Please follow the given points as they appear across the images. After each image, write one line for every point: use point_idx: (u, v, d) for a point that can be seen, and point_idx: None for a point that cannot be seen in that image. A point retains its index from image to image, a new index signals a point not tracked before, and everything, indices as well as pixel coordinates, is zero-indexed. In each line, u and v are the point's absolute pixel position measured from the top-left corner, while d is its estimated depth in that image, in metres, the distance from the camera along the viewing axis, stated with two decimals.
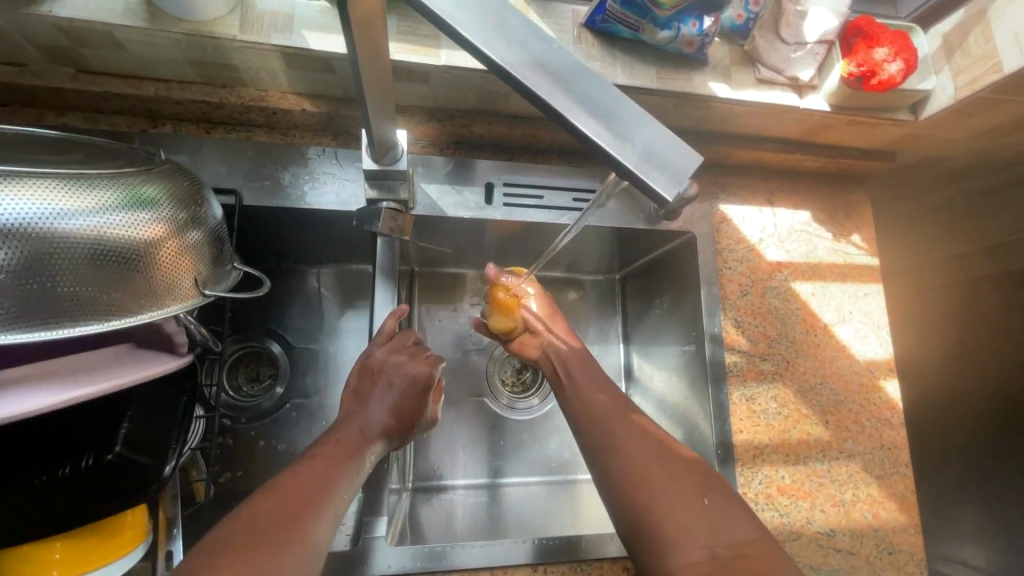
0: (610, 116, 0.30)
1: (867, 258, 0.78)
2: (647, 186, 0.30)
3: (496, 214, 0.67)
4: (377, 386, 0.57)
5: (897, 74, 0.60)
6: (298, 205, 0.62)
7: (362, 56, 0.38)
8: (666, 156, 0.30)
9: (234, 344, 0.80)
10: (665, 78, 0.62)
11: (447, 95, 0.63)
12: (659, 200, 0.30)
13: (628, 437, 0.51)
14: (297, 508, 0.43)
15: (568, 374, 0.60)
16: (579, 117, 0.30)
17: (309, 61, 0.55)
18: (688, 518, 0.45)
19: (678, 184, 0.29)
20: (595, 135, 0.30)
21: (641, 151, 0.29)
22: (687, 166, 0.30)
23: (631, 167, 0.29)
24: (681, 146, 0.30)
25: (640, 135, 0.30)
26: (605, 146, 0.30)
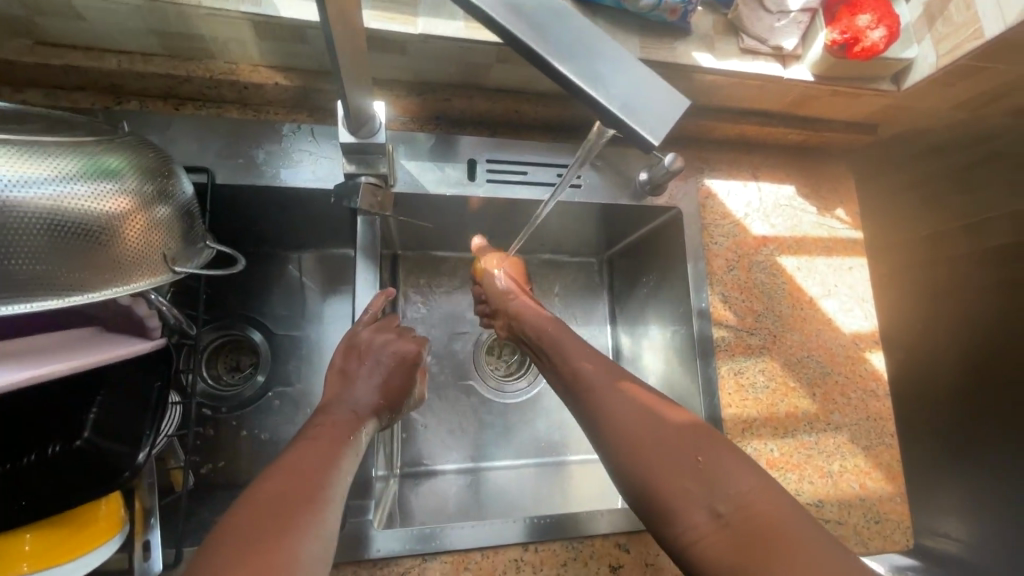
0: (594, 59, 0.29)
1: (851, 232, 0.78)
2: (633, 132, 0.29)
3: (479, 191, 0.66)
4: (362, 366, 0.55)
5: (880, 42, 0.60)
6: (274, 183, 0.60)
7: (333, 23, 0.36)
8: (649, 100, 0.29)
9: (213, 333, 0.77)
10: (648, 48, 0.60)
11: (427, 68, 0.61)
12: (647, 146, 0.29)
13: (616, 402, 0.50)
14: (301, 489, 0.39)
15: (556, 347, 0.59)
16: (561, 61, 0.29)
17: (281, 31, 0.53)
18: (686, 481, 0.44)
19: (665, 128, 0.29)
20: (578, 81, 0.29)
21: (626, 97, 0.29)
22: (672, 109, 0.29)
23: (616, 114, 0.29)
24: (668, 90, 0.29)
25: (625, 79, 0.29)
26: (588, 91, 0.29)
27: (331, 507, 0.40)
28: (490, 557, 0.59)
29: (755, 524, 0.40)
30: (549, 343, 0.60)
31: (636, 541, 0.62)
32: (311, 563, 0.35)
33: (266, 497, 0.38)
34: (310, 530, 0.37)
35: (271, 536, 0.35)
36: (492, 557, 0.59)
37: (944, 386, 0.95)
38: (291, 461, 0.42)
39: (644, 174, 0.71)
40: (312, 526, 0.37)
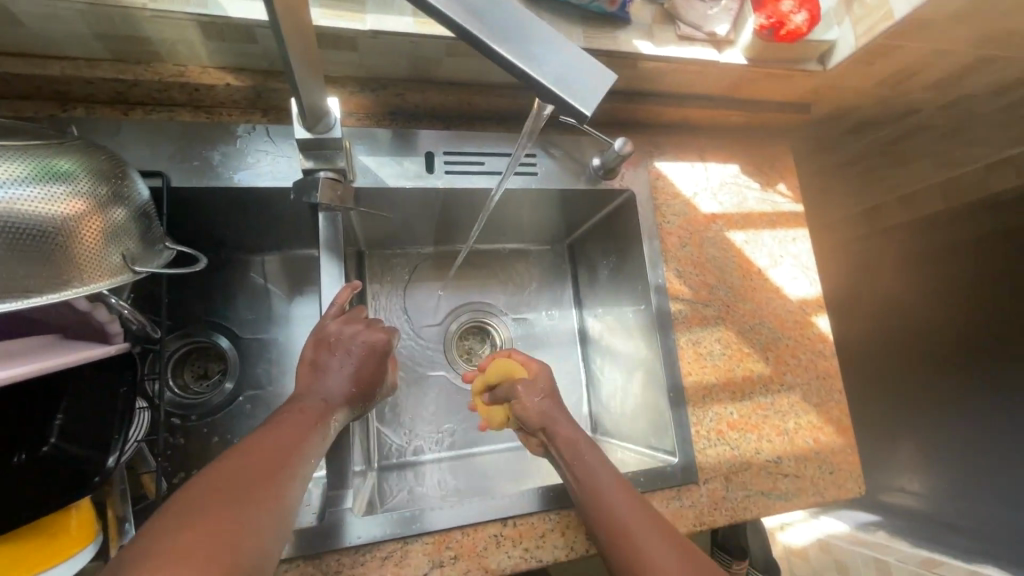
0: (525, 39, 0.31)
1: (792, 205, 0.83)
2: (568, 104, 0.31)
3: (439, 182, 0.67)
4: (334, 356, 0.56)
5: (803, 25, 0.64)
6: (232, 185, 0.60)
7: (283, 25, 0.37)
8: (580, 75, 0.31)
9: (177, 340, 0.77)
10: (591, 37, 0.63)
11: (379, 64, 0.62)
12: (580, 116, 0.31)
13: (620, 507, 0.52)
14: (264, 469, 0.43)
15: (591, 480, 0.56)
16: (496, 42, 0.31)
17: (229, 31, 0.53)
18: None
19: (594, 99, 0.31)
20: (512, 60, 0.31)
21: (558, 74, 0.31)
22: (600, 83, 0.31)
23: (551, 88, 0.31)
24: (595, 65, 0.31)
25: (556, 59, 0.31)
26: (523, 68, 0.31)
27: (291, 487, 0.44)
28: (471, 535, 0.60)
29: None
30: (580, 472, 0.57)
31: None
32: (263, 533, 0.39)
33: (228, 472, 0.42)
34: (268, 507, 0.40)
35: (229, 508, 0.38)
36: (472, 534, 0.61)
37: (928, 369, 1.08)
38: (258, 442, 0.46)
39: (597, 160, 0.75)
40: (268, 500, 0.41)
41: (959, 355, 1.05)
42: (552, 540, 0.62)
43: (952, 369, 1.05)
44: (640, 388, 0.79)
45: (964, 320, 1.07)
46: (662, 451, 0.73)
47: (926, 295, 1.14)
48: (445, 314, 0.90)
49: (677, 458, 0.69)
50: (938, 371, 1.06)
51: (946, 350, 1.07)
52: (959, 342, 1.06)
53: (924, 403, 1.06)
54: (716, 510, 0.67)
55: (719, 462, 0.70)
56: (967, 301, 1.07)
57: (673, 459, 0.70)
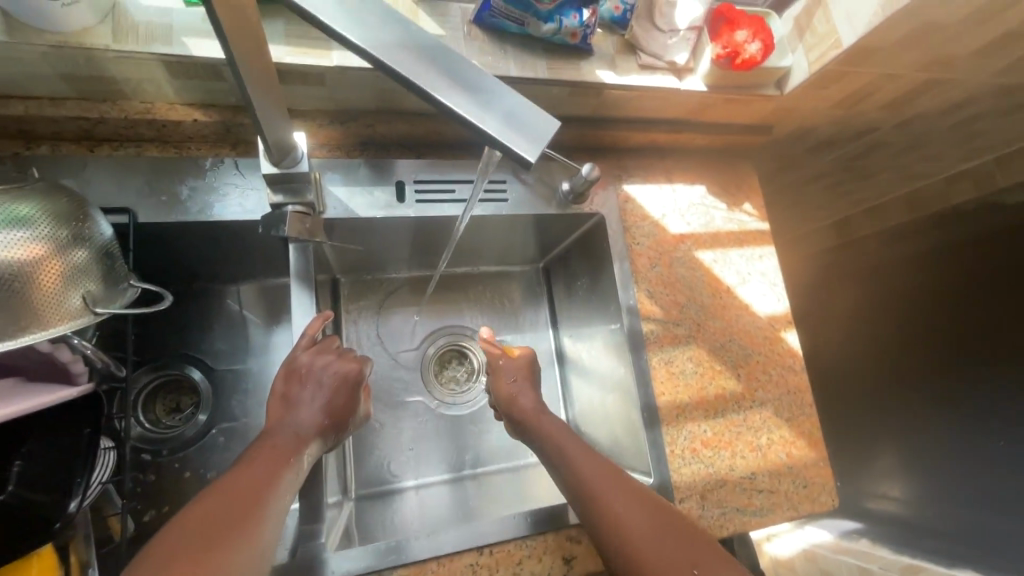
0: (470, 90, 0.33)
1: (758, 223, 0.86)
2: (511, 151, 0.32)
3: (409, 211, 0.68)
4: (306, 387, 0.56)
5: (757, 54, 0.67)
6: (200, 218, 0.60)
7: (241, 62, 0.38)
8: (524, 121, 0.32)
9: (148, 374, 0.76)
10: (554, 68, 0.65)
11: (346, 97, 0.63)
12: (524, 161, 0.32)
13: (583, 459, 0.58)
14: (238, 509, 0.43)
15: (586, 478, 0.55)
16: (442, 93, 0.33)
17: (195, 69, 0.54)
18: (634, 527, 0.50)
19: (540, 143, 0.32)
20: (456, 108, 0.32)
21: (504, 119, 0.32)
22: (545, 129, 0.32)
23: (494, 137, 0.32)
24: (540, 111, 0.33)
25: (502, 106, 0.33)
26: (466, 117, 0.32)
27: (266, 528, 0.43)
28: (446, 566, 0.60)
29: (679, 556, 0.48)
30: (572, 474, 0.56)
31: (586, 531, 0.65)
32: None
33: (199, 519, 0.42)
34: (240, 552, 0.40)
35: (199, 555, 0.39)
36: (448, 566, 0.60)
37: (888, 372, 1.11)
38: (233, 480, 0.46)
39: (566, 185, 0.76)
40: (239, 545, 0.41)
41: (910, 353, 1.08)
42: (528, 567, 0.62)
43: (925, 369, 1.05)
44: (616, 407, 0.80)
45: (930, 322, 1.07)
46: (639, 471, 0.74)
47: (895, 302, 1.15)
48: (422, 338, 0.90)
49: (653, 478, 0.70)
50: (911, 375, 1.07)
51: (900, 350, 1.11)
52: (906, 341, 1.10)
53: (903, 403, 1.06)
54: None
55: (693, 481, 0.71)
56: (935, 302, 1.07)
57: (649, 479, 0.71)
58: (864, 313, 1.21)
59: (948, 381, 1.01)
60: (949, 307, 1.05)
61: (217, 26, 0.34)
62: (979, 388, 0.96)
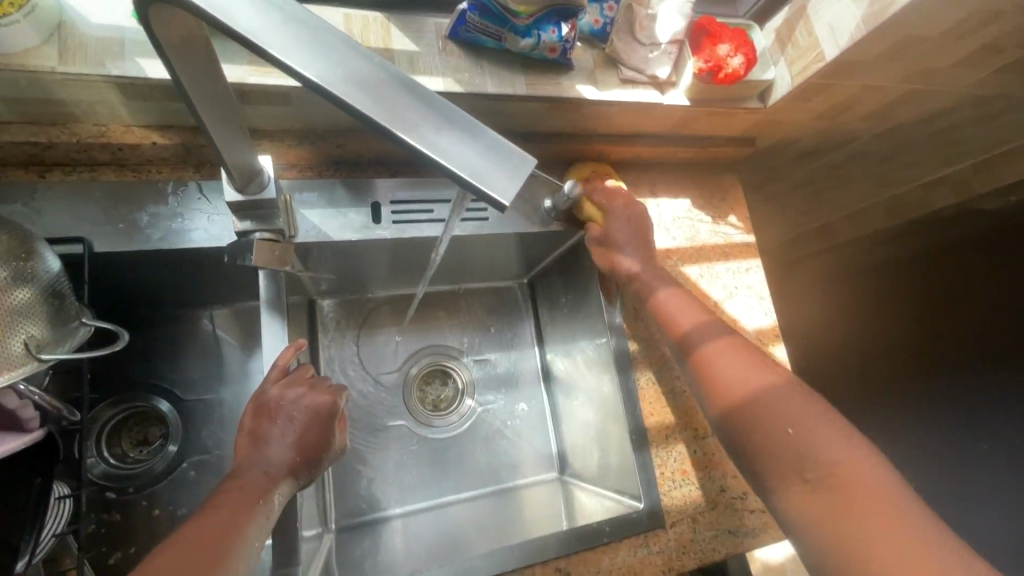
0: (435, 128, 0.30)
1: (744, 236, 0.85)
2: (487, 197, 0.29)
3: (385, 233, 0.66)
4: (277, 423, 0.53)
5: (740, 68, 0.66)
6: (161, 247, 0.57)
7: (185, 76, 0.36)
8: (497, 161, 0.30)
9: (112, 408, 0.72)
10: (533, 83, 0.63)
11: (316, 116, 0.60)
12: (498, 206, 0.29)
13: (727, 372, 0.60)
14: (196, 568, 0.40)
15: (767, 405, 0.55)
16: (405, 131, 0.30)
17: (150, 91, 0.50)
18: (787, 438, 0.53)
19: (516, 185, 0.29)
20: (421, 149, 0.29)
21: (472, 162, 0.29)
22: (519, 169, 0.30)
23: (466, 181, 0.29)
24: (514, 151, 0.30)
25: (473, 147, 0.30)
26: (433, 158, 0.29)
27: None
28: None
29: (842, 483, 0.48)
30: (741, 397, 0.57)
31: (575, 562, 0.63)
32: None
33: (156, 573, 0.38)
34: None
35: None
36: None
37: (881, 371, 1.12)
38: (194, 529, 0.43)
39: (548, 201, 0.75)
40: None
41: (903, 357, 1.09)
42: None
43: (922, 370, 1.04)
44: (604, 426, 0.78)
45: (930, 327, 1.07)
46: (629, 496, 0.71)
47: None
48: (404, 358, 0.87)
49: (643, 503, 0.67)
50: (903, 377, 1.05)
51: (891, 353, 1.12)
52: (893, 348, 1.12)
53: (894, 404, 1.05)
54: (685, 554, 0.67)
55: (685, 503, 0.69)
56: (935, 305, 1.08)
57: (639, 504, 0.68)
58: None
59: (947, 387, 1.00)
60: (951, 313, 1.05)
61: (155, 43, 0.33)
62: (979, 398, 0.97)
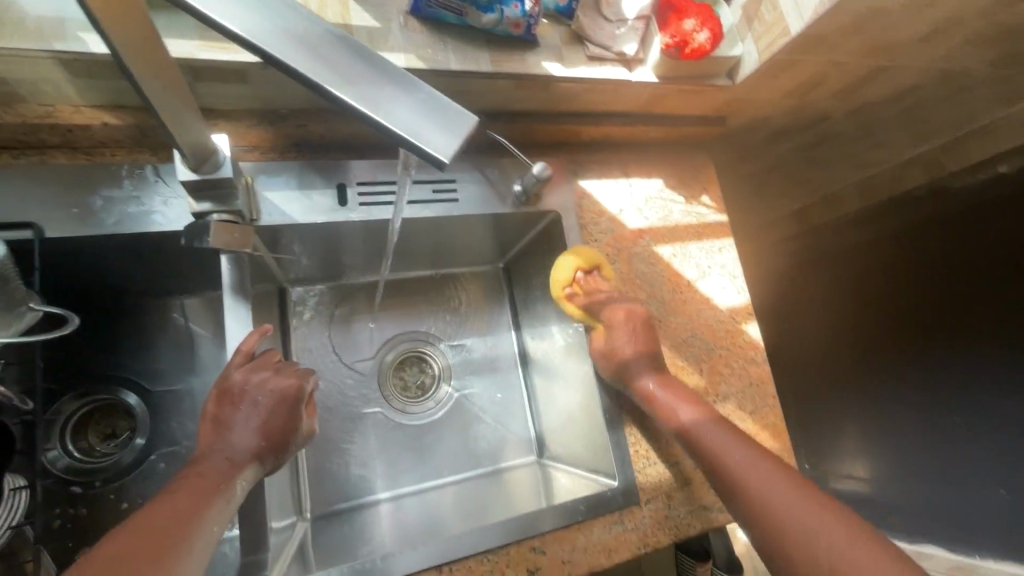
0: (375, 88, 0.30)
1: (716, 215, 0.85)
2: (425, 152, 0.29)
3: (352, 216, 0.65)
4: (241, 407, 0.52)
5: (706, 44, 0.65)
6: (116, 232, 0.55)
7: (122, 47, 0.35)
8: (437, 118, 0.30)
9: (76, 401, 0.70)
10: (499, 61, 0.62)
11: (276, 95, 0.59)
12: (437, 161, 0.29)
13: (720, 446, 0.60)
14: (152, 549, 0.39)
15: (763, 483, 0.55)
16: (340, 89, 0.30)
17: (96, 68, 0.49)
18: (788, 520, 0.51)
19: (455, 141, 0.30)
20: (357, 106, 0.29)
21: (411, 120, 0.30)
22: (459, 125, 0.30)
23: (403, 138, 0.29)
24: (454, 107, 0.30)
25: (412, 102, 0.30)
26: (371, 116, 0.29)
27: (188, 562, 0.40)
28: None
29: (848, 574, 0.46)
30: (762, 511, 0.53)
31: (550, 541, 0.63)
32: None
33: (113, 556, 0.38)
34: None
35: None
36: None
37: (860, 351, 1.10)
38: (151, 513, 0.42)
39: (518, 185, 0.73)
40: None
41: (877, 335, 1.07)
42: None
43: (898, 349, 1.02)
44: (580, 407, 0.78)
45: (912, 311, 1.02)
46: (603, 475, 0.72)
47: (849, 281, 1.16)
48: (379, 345, 0.86)
49: (618, 481, 0.68)
50: (877, 353, 1.07)
51: (869, 330, 1.09)
52: (868, 326, 1.09)
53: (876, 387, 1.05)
54: (660, 530, 0.67)
55: (660, 480, 0.70)
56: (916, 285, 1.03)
57: (614, 482, 0.69)
58: (830, 295, 1.19)
59: (923, 366, 0.98)
60: (934, 294, 1.00)
61: (86, 10, 0.31)
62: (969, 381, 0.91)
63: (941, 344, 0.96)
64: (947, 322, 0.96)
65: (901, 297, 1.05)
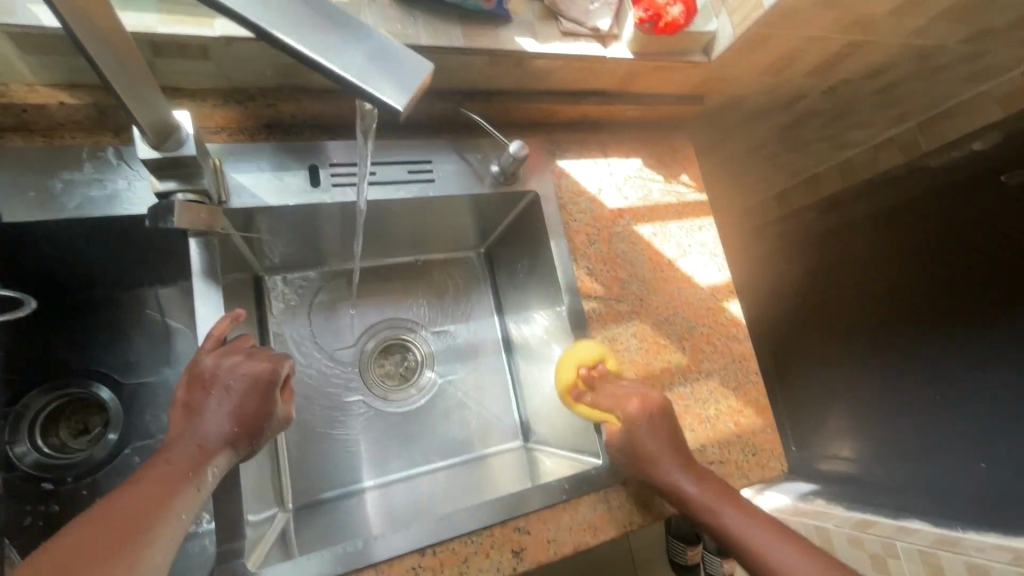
0: (328, 37, 0.31)
1: (696, 194, 0.85)
2: (375, 98, 0.31)
3: (324, 197, 0.63)
4: (212, 393, 0.51)
5: (681, 17, 0.65)
6: (77, 216, 0.54)
7: (70, 15, 0.33)
8: (391, 68, 0.31)
9: (46, 395, 0.69)
10: (470, 37, 0.61)
11: (242, 73, 0.57)
12: (389, 108, 0.31)
13: (726, 514, 0.59)
14: (113, 538, 0.38)
15: (778, 556, 0.55)
16: (292, 39, 0.31)
17: (48, 43, 0.47)
18: None
19: (407, 90, 0.31)
20: (310, 56, 0.31)
21: (364, 68, 0.31)
22: (412, 75, 0.31)
23: (357, 86, 0.31)
24: (407, 56, 0.32)
25: (365, 53, 0.32)
26: (323, 64, 0.31)
27: (153, 553, 0.39)
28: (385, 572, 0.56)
29: None
30: None
31: (534, 521, 0.62)
32: None
33: (78, 547, 0.37)
34: None
35: None
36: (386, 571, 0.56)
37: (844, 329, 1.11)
38: (117, 500, 0.41)
39: (496, 165, 0.73)
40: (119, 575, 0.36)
41: (862, 310, 1.08)
42: (475, 564, 0.59)
43: (881, 325, 1.04)
44: None
45: (909, 301, 1.00)
46: (590, 454, 0.72)
47: (828, 262, 1.17)
48: (360, 333, 0.85)
49: (604, 460, 0.69)
50: (858, 331, 1.08)
51: (852, 306, 1.10)
52: (853, 304, 1.10)
53: (860, 365, 1.07)
54: (645, 507, 0.67)
55: None
56: (902, 268, 1.02)
57: (599, 462, 0.69)
58: (812, 275, 1.20)
59: (912, 341, 0.98)
60: (917, 273, 1.00)
61: None
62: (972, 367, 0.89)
63: (927, 324, 0.96)
64: (946, 309, 0.93)
65: (882, 274, 1.05)
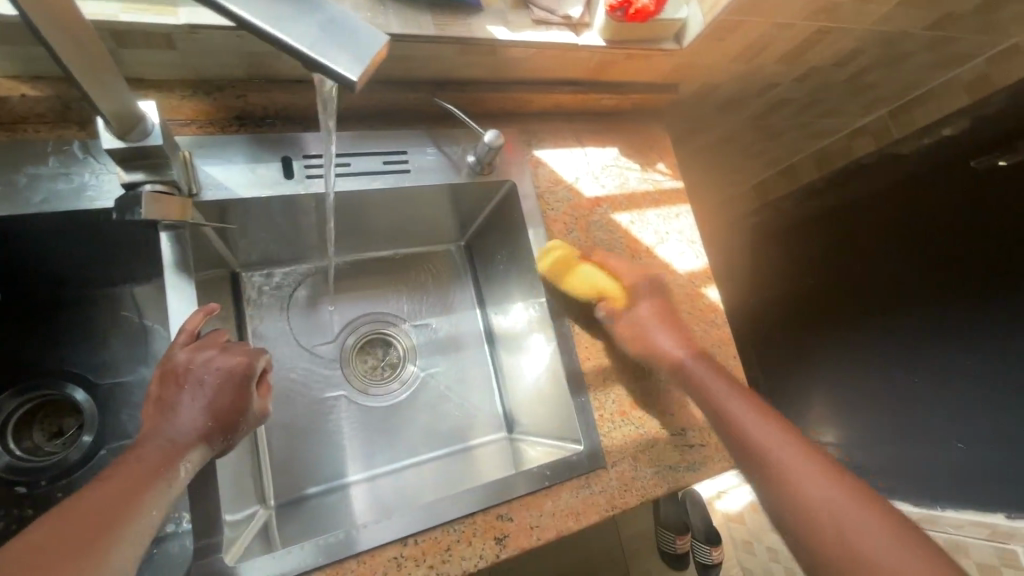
0: (282, 10, 0.31)
1: (672, 182, 0.85)
2: (331, 70, 0.30)
3: (297, 188, 0.63)
4: (184, 388, 0.50)
5: (650, 5, 0.65)
6: (43, 210, 0.52)
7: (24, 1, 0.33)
8: (345, 38, 0.31)
9: (17, 397, 0.68)
10: (441, 25, 0.61)
11: (210, 63, 0.56)
12: (344, 80, 0.30)
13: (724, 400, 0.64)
14: (81, 534, 0.37)
15: (762, 442, 0.59)
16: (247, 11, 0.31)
17: (5, 32, 0.46)
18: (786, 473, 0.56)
19: (362, 61, 0.31)
20: (265, 28, 0.30)
21: (319, 39, 0.31)
22: (367, 46, 0.31)
23: (310, 57, 0.30)
24: (362, 27, 0.31)
25: (320, 24, 0.31)
26: (277, 37, 0.31)
27: (122, 550, 0.38)
28: (366, 562, 0.56)
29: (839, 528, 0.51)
30: (769, 466, 0.57)
31: (517, 507, 0.63)
32: None
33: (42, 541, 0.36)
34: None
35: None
36: (368, 561, 0.56)
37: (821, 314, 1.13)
38: (85, 496, 0.40)
39: (472, 156, 0.73)
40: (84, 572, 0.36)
41: (839, 295, 1.09)
42: (458, 552, 0.58)
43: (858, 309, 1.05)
44: (544, 378, 0.77)
45: (890, 287, 1.00)
46: (570, 441, 0.72)
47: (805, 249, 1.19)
48: (340, 328, 0.85)
49: (583, 445, 0.68)
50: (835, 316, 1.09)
51: (829, 292, 1.12)
52: (829, 290, 1.12)
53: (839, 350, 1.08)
54: (627, 491, 0.67)
55: (625, 444, 0.70)
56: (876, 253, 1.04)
57: (579, 447, 0.69)
58: (790, 262, 1.22)
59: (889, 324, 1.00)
60: (891, 257, 1.01)
61: None
62: (962, 349, 0.90)
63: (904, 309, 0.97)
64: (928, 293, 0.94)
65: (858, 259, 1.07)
